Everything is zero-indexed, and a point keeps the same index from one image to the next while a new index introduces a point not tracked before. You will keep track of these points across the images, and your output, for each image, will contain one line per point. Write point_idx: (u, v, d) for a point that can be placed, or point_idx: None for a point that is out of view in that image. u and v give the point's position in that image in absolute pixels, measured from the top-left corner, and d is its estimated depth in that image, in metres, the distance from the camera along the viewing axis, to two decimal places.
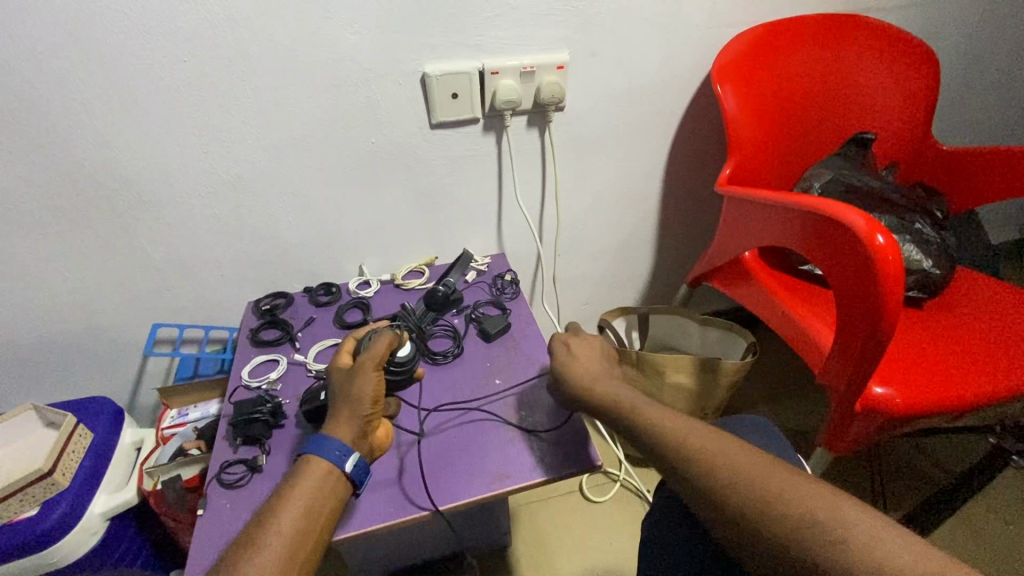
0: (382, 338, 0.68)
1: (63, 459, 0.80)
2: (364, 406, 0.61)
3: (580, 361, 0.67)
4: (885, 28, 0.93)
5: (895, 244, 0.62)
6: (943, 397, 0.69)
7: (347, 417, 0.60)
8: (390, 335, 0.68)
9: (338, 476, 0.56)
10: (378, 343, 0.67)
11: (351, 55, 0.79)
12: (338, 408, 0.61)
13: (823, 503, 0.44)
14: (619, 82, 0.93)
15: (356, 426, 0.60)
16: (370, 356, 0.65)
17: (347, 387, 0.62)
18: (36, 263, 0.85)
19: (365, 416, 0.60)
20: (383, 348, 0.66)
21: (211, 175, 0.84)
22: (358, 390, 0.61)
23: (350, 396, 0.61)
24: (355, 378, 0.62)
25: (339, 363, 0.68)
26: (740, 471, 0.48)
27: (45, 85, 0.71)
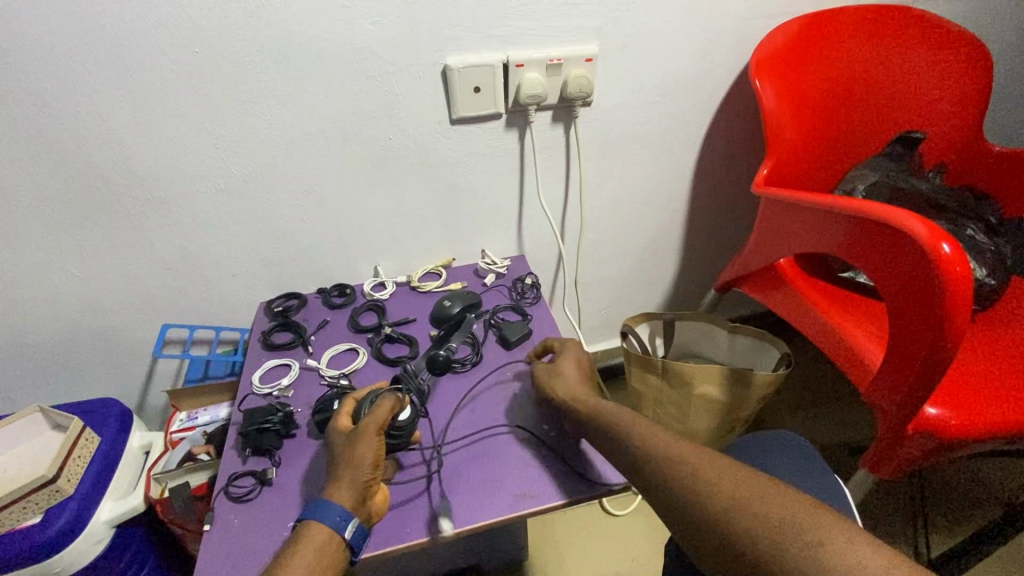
0: (385, 399, 0.60)
1: (68, 464, 0.78)
2: (363, 470, 0.55)
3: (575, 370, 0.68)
4: (937, 19, 0.87)
5: (963, 253, 0.57)
6: (1004, 419, 0.63)
7: (344, 485, 0.54)
8: (392, 398, 0.60)
9: (338, 544, 0.52)
10: (380, 404, 0.59)
11: (370, 46, 0.75)
12: (334, 475, 0.56)
13: (806, 509, 0.45)
14: (650, 76, 0.88)
15: (356, 490, 0.54)
16: (371, 421, 0.58)
17: (344, 453, 0.56)
18: (45, 262, 0.82)
19: (365, 482, 0.55)
20: (386, 412, 0.59)
21: (223, 171, 0.81)
22: (357, 456, 0.55)
23: (347, 459, 0.56)
24: (354, 444, 0.56)
25: (337, 427, 0.61)
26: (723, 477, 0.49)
27: (51, 74, 0.68)
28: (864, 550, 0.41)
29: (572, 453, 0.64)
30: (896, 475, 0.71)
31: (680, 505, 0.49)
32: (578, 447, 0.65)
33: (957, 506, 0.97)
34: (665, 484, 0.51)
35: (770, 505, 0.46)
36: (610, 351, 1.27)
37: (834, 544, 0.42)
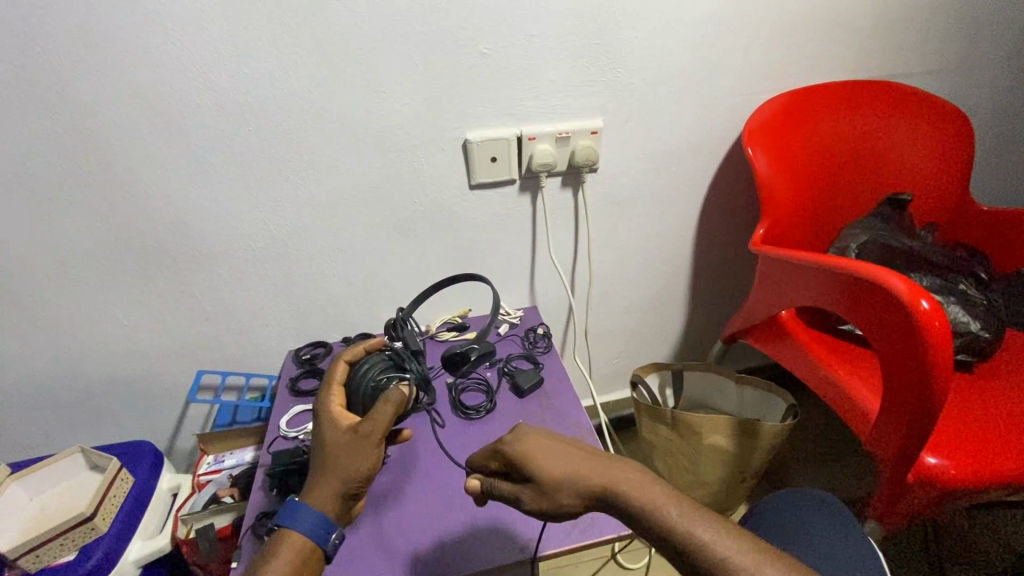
0: (388, 396, 0.60)
1: (103, 504, 0.83)
2: (353, 482, 0.58)
3: (552, 451, 0.58)
4: (916, 93, 0.95)
5: (940, 309, 0.62)
6: (1004, 469, 0.65)
7: (334, 490, 0.57)
8: (399, 399, 0.60)
9: (315, 556, 0.55)
10: (383, 407, 0.59)
11: (398, 123, 0.85)
12: (321, 475, 0.58)
13: None
14: (649, 146, 0.97)
15: (338, 500, 0.58)
16: (372, 426, 0.59)
17: (340, 456, 0.58)
18: (101, 312, 0.91)
19: (351, 492, 0.58)
20: (389, 418, 0.59)
21: (263, 231, 0.90)
22: (354, 466, 0.58)
23: (339, 469, 0.58)
24: (353, 452, 0.58)
25: (336, 419, 0.62)
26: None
27: (126, 152, 0.79)
28: None
29: None
30: (905, 524, 0.72)
31: None
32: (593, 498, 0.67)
33: (976, 559, 0.96)
34: None
35: None
36: (621, 402, 1.30)
37: None
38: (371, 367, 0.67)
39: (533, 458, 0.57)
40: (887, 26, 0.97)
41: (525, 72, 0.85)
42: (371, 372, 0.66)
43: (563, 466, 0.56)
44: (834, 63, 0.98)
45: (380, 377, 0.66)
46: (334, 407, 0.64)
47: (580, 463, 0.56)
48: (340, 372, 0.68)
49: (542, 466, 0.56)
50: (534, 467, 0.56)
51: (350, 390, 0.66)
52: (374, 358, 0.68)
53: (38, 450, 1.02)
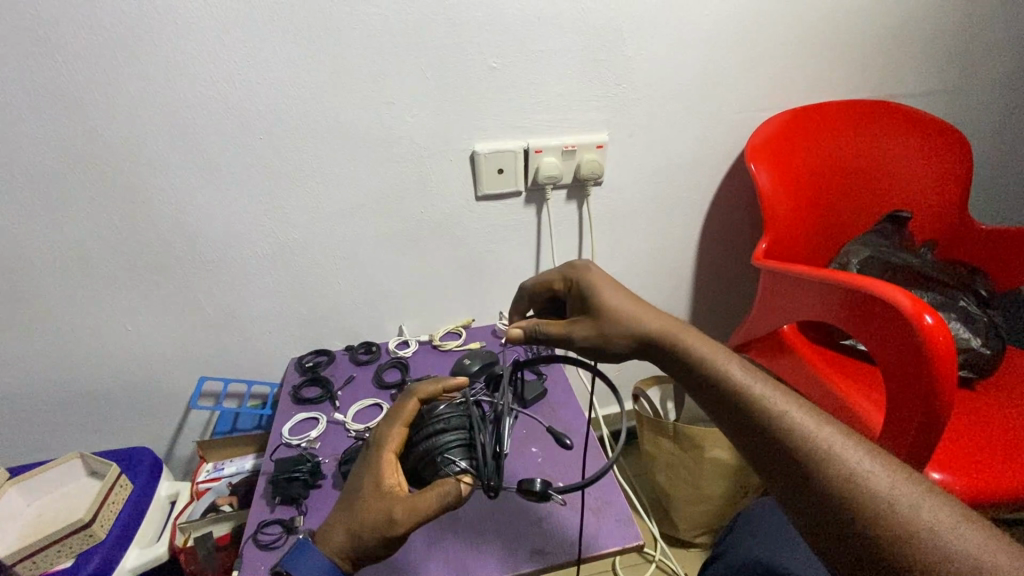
0: (441, 486, 0.51)
1: (101, 510, 0.82)
2: (364, 548, 0.51)
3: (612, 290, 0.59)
4: (915, 113, 0.97)
5: (943, 323, 0.62)
6: (1009, 486, 0.66)
7: (345, 550, 0.52)
8: (449, 496, 0.51)
9: None
10: (432, 493, 0.51)
11: (406, 134, 0.86)
12: (341, 521, 0.53)
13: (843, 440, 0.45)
14: (653, 160, 0.98)
15: (347, 556, 0.52)
16: (406, 516, 0.51)
17: (364, 517, 0.52)
18: (105, 316, 0.91)
19: (361, 556, 0.52)
20: (431, 511, 0.51)
21: (271, 238, 0.90)
22: (370, 532, 0.51)
23: (357, 525, 0.52)
24: (375, 530, 0.51)
25: (380, 474, 0.55)
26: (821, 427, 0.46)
27: (135, 156, 0.80)
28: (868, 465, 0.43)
29: (587, 511, 0.67)
30: None
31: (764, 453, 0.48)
32: (598, 510, 0.67)
33: None
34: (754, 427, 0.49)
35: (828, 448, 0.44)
36: (623, 415, 1.29)
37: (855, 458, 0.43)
38: (446, 432, 0.56)
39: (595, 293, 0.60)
40: (887, 48, 0.99)
41: (533, 87, 0.86)
42: (443, 438, 0.55)
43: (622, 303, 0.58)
44: (836, 84, 1.00)
45: (448, 452, 0.54)
46: (387, 458, 0.56)
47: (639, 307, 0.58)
48: (410, 411, 0.59)
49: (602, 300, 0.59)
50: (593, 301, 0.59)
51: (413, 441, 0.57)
52: (450, 417, 0.57)
53: (34, 455, 1.01)
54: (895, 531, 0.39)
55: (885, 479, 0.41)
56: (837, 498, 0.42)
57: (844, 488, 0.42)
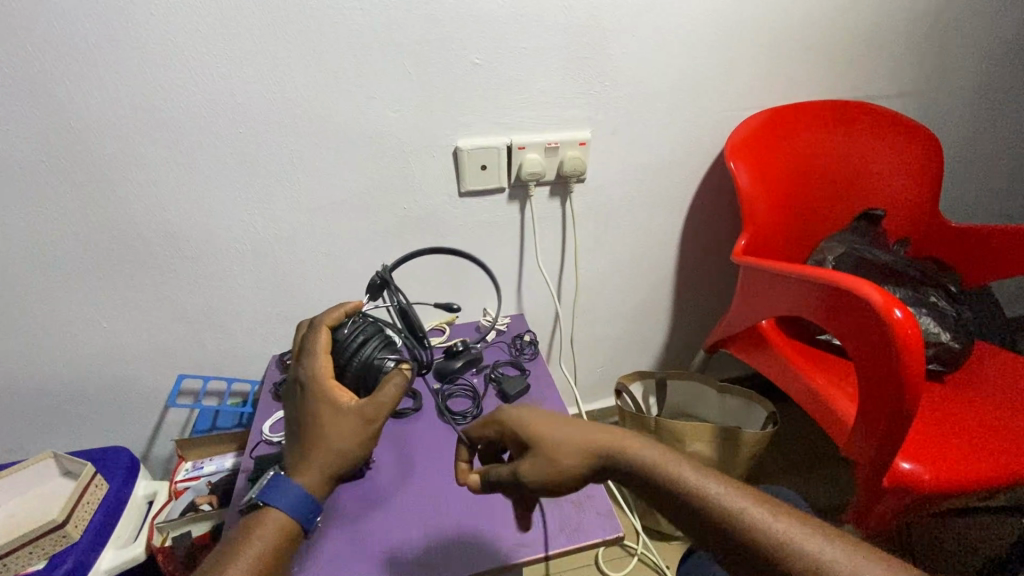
0: (396, 380, 0.58)
1: (76, 511, 0.81)
2: (340, 461, 0.56)
3: (544, 427, 0.55)
4: (889, 114, 0.99)
5: (912, 317, 0.64)
6: (975, 475, 0.68)
7: (323, 474, 0.56)
8: (403, 383, 0.58)
9: (294, 526, 0.54)
10: (388, 388, 0.57)
11: (389, 129, 0.86)
12: (309, 453, 0.56)
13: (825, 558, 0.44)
14: (637, 158, 0.99)
15: (324, 478, 0.56)
16: (379, 411, 0.57)
17: (332, 435, 0.56)
18: (78, 314, 0.89)
19: (337, 471, 0.57)
20: (395, 403, 0.58)
21: (251, 234, 0.89)
22: (342, 445, 0.56)
23: (327, 448, 0.56)
24: (354, 435, 0.56)
25: (331, 398, 0.57)
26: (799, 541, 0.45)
27: (110, 150, 0.78)
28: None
29: (568, 505, 0.67)
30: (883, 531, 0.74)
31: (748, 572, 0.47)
32: (577, 503, 0.68)
33: (950, 560, 0.99)
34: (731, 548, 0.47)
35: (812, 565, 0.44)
36: (605, 410, 1.30)
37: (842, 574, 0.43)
38: (367, 341, 0.61)
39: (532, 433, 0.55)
40: (863, 51, 1.02)
41: (516, 83, 0.87)
42: (365, 349, 0.60)
43: (558, 437, 0.54)
44: (812, 84, 1.02)
45: (377, 356, 0.60)
46: (328, 383, 0.58)
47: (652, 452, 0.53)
48: (327, 338, 0.62)
49: (542, 445, 0.54)
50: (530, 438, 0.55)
51: (342, 364, 0.60)
52: (365, 331, 0.62)
53: (5, 456, 0.98)
54: None
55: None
56: None
57: None
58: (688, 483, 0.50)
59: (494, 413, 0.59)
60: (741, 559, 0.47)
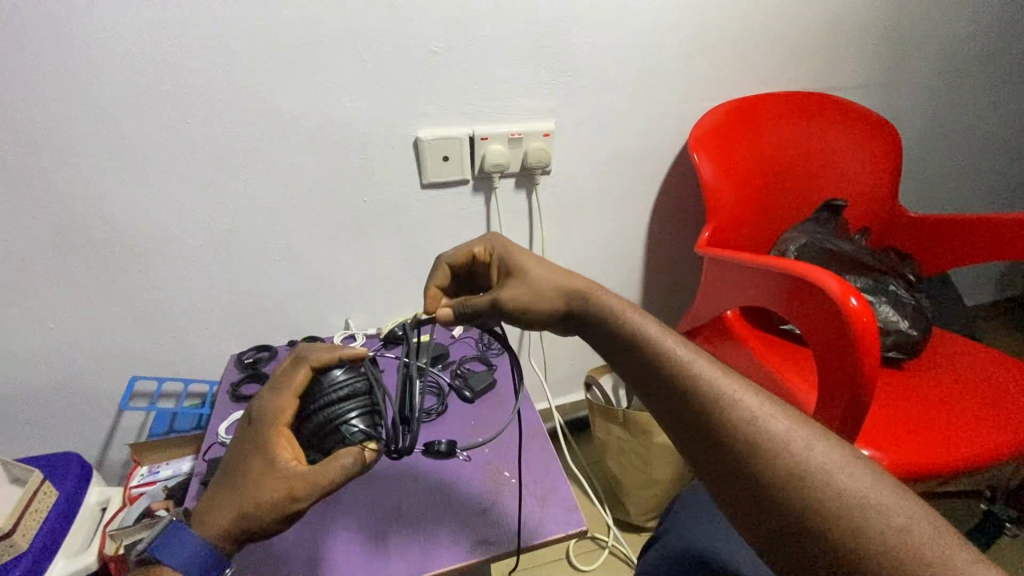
0: (344, 459, 0.48)
1: (23, 519, 0.78)
2: (254, 525, 0.49)
3: (528, 258, 0.64)
4: (849, 105, 1.00)
5: (867, 305, 0.65)
6: (931, 459, 0.69)
7: (233, 531, 0.49)
8: (346, 467, 0.48)
9: None
10: (328, 465, 0.48)
11: (346, 119, 0.83)
12: (226, 502, 0.50)
13: (741, 394, 0.45)
14: (602, 149, 0.98)
15: (233, 535, 0.49)
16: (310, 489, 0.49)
17: (254, 493, 0.49)
18: (19, 316, 0.84)
19: (248, 534, 0.49)
20: (331, 486, 0.49)
21: (204, 229, 0.86)
22: (258, 509, 0.49)
23: (245, 507, 0.49)
24: (272, 505, 0.49)
25: (272, 451, 0.51)
26: (725, 379, 0.46)
27: (46, 142, 0.74)
28: (762, 409, 0.44)
29: (531, 499, 0.66)
30: None
31: (670, 406, 0.48)
32: (542, 498, 0.67)
33: None
34: (663, 382, 0.49)
35: (727, 393, 0.45)
36: (578, 404, 1.30)
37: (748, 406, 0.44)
38: (348, 398, 0.55)
39: (515, 262, 0.64)
40: (824, 42, 1.03)
41: (477, 72, 0.85)
42: (342, 406, 0.54)
43: (539, 269, 0.62)
44: (775, 76, 1.03)
45: (348, 421, 0.53)
46: (278, 433, 0.53)
47: (642, 321, 0.54)
48: (299, 380, 0.56)
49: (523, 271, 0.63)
50: (513, 265, 0.64)
51: (306, 414, 0.55)
52: (352, 384, 0.56)
53: None
54: (781, 469, 0.40)
55: (775, 418, 0.43)
56: (732, 442, 0.43)
57: (747, 438, 0.42)
58: (650, 336, 0.52)
59: (485, 243, 0.68)
60: (666, 389, 0.48)
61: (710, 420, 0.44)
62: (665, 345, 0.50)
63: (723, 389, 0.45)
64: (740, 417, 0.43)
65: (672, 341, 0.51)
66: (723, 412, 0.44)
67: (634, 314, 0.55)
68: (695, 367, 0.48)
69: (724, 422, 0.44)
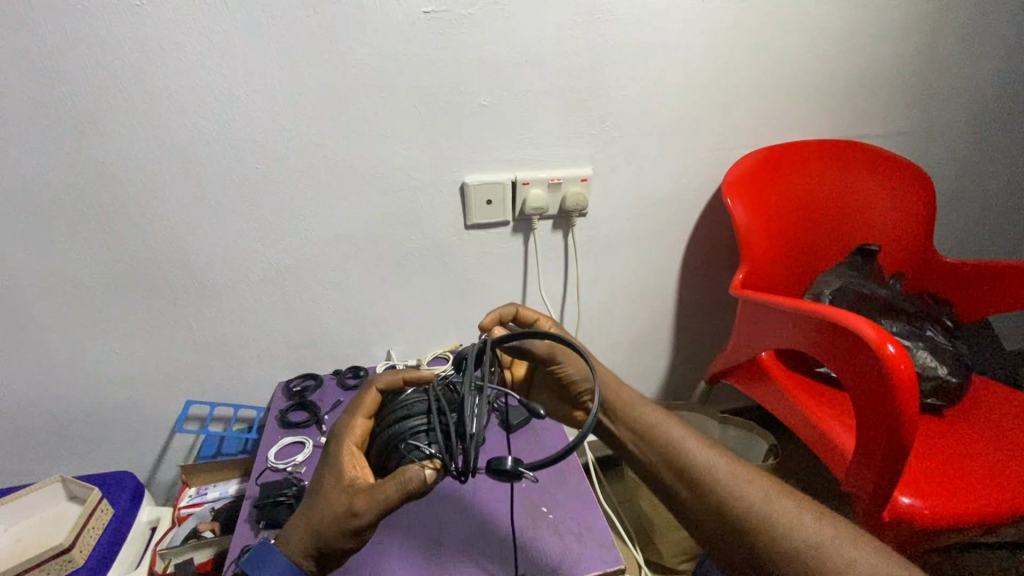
0: (403, 474, 0.50)
1: (82, 535, 0.82)
2: (325, 539, 0.52)
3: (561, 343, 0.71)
4: (882, 153, 1.03)
5: (905, 352, 0.66)
6: (973, 511, 0.68)
7: (307, 548, 0.52)
8: (407, 481, 0.49)
9: None
10: (389, 480, 0.50)
11: (398, 164, 0.90)
12: (301, 520, 0.54)
13: (758, 487, 0.54)
14: (637, 193, 1.02)
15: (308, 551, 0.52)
16: (371, 506, 0.51)
17: (325, 509, 0.53)
18: (93, 340, 0.92)
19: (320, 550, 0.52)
20: (392, 501, 0.50)
21: (263, 263, 0.92)
22: (328, 524, 0.52)
23: (317, 523, 0.52)
24: (340, 517, 0.52)
25: (340, 467, 0.56)
26: (739, 473, 0.56)
27: (133, 184, 0.82)
28: (779, 499, 0.53)
29: (569, 536, 0.68)
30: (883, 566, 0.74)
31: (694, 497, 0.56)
32: (580, 535, 0.68)
33: None
34: (684, 476, 0.57)
35: (746, 487, 0.54)
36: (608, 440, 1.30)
37: (768, 498, 0.53)
38: (411, 417, 0.55)
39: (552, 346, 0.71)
40: (854, 94, 1.06)
41: (520, 123, 0.91)
42: (405, 425, 0.55)
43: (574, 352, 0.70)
44: (807, 125, 1.06)
45: (410, 440, 0.53)
46: (348, 452, 0.57)
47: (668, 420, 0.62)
48: (367, 403, 0.61)
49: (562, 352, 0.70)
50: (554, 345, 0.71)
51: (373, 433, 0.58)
52: (414, 403, 0.56)
53: (14, 479, 0.99)
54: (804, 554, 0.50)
55: (790, 508, 0.53)
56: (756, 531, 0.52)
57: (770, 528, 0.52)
58: (664, 432, 0.60)
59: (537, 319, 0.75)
60: (688, 482, 0.57)
61: (736, 512, 0.53)
62: (680, 441, 0.59)
63: (740, 483, 0.55)
64: (762, 509, 0.53)
65: (685, 436, 0.59)
66: (745, 503, 0.53)
67: (647, 407, 0.63)
68: (710, 458, 0.57)
69: (748, 513, 0.53)
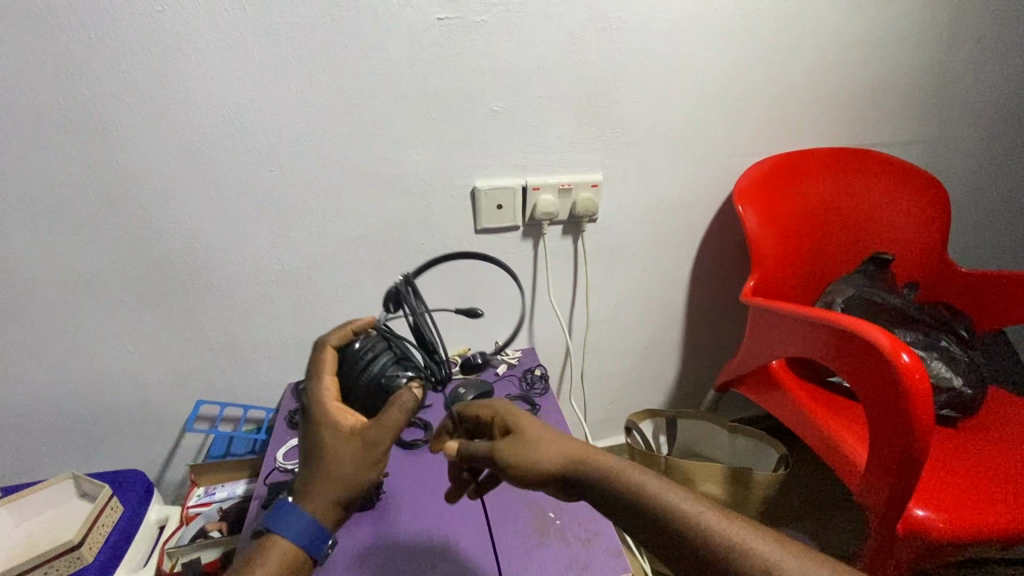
0: (400, 399, 0.53)
1: (92, 532, 0.83)
2: (349, 480, 0.55)
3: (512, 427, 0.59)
4: (895, 162, 1.02)
5: (919, 361, 0.65)
6: (989, 525, 0.67)
7: (334, 499, 0.55)
8: (406, 400, 0.53)
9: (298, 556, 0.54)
10: (391, 407, 0.53)
11: (410, 168, 0.90)
12: (317, 478, 0.55)
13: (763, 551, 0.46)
14: (647, 199, 1.02)
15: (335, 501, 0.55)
16: (383, 434, 0.54)
17: (339, 458, 0.55)
18: (108, 338, 0.93)
19: (347, 494, 0.55)
20: (401, 424, 0.54)
21: (275, 265, 0.93)
22: (347, 467, 0.54)
23: (336, 472, 0.54)
24: (359, 458, 0.55)
25: (335, 421, 0.56)
26: (742, 533, 0.48)
27: (151, 186, 0.84)
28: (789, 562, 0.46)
29: (576, 542, 0.67)
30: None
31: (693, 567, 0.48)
32: (588, 542, 0.68)
33: None
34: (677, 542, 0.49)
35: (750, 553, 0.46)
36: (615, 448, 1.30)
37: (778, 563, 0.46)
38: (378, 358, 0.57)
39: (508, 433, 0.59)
40: (867, 102, 1.06)
41: (531, 129, 0.91)
42: (377, 364, 0.56)
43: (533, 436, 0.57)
44: (819, 133, 1.06)
45: (389, 373, 0.55)
46: (333, 407, 0.57)
47: (674, 496, 0.51)
48: (331, 359, 0.60)
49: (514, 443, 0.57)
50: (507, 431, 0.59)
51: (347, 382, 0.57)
52: (376, 345, 0.58)
53: (27, 475, 1.01)
54: None
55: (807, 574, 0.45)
56: None
57: None
58: (644, 492, 0.52)
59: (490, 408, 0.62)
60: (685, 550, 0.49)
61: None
62: (665, 502, 0.50)
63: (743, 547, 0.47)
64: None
65: (673, 495, 0.51)
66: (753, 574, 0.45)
67: (620, 469, 0.54)
68: (704, 520, 0.49)
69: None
